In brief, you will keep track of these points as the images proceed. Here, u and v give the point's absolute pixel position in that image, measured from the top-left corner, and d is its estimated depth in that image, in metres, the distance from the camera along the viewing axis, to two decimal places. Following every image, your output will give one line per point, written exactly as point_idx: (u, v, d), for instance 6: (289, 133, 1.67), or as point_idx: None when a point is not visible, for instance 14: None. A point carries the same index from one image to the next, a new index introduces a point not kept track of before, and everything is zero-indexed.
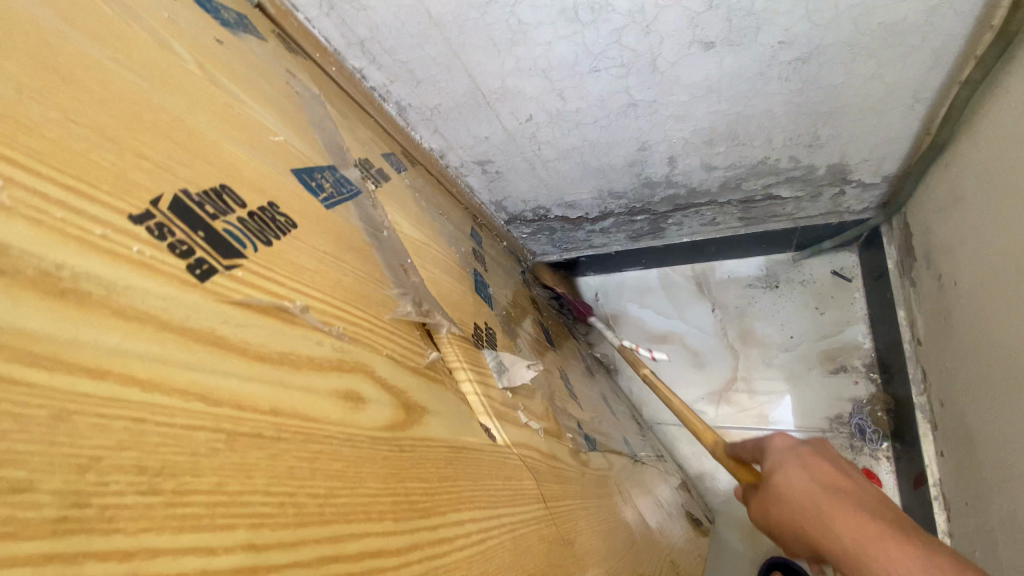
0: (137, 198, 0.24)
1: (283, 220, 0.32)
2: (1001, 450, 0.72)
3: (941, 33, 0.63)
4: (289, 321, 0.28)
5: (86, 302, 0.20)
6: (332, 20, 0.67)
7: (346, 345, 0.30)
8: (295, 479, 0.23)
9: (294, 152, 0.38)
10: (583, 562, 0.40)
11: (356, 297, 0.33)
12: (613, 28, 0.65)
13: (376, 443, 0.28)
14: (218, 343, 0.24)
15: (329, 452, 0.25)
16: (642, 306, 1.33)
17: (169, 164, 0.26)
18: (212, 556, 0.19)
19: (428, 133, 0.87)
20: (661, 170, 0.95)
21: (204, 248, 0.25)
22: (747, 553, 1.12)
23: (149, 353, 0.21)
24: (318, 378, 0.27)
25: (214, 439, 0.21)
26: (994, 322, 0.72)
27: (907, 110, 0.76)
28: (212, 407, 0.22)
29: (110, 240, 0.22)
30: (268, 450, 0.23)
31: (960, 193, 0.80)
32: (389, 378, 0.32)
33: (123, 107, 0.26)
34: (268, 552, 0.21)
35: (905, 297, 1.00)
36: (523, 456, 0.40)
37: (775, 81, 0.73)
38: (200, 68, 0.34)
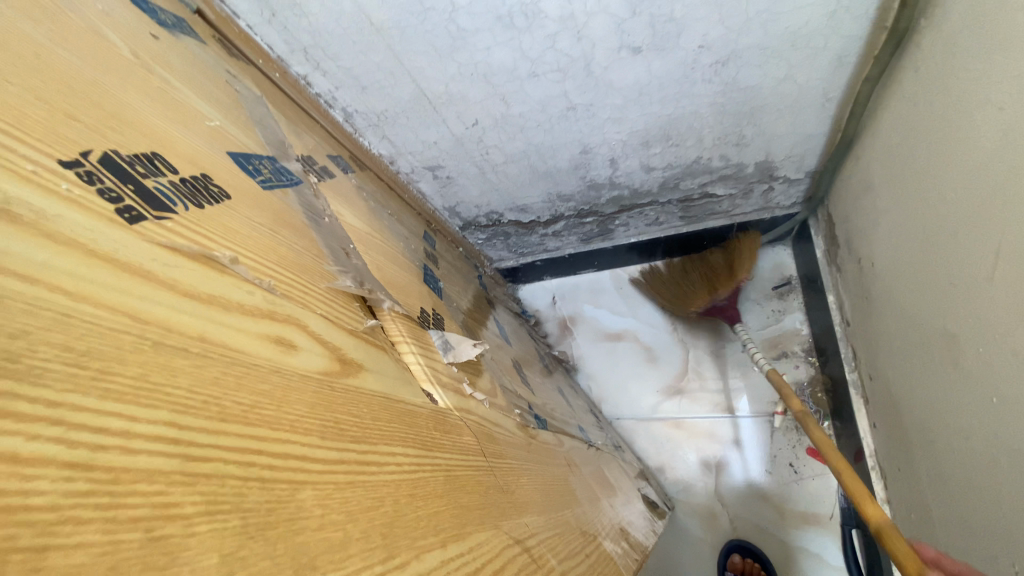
0: (65, 147, 0.25)
1: (215, 190, 0.33)
2: (920, 409, 0.77)
3: (844, 35, 0.69)
4: (220, 270, 0.28)
5: (15, 219, 0.20)
6: (275, 28, 0.69)
7: (277, 298, 0.31)
8: (220, 386, 0.24)
9: (230, 138, 0.39)
10: (523, 507, 0.42)
11: (291, 264, 0.34)
12: (548, 35, 0.69)
13: (308, 380, 0.29)
14: (147, 276, 0.24)
15: (257, 375, 0.26)
16: (597, 306, 1.38)
17: (100, 127, 0.27)
18: (133, 421, 0.20)
19: (377, 139, 0.89)
20: (604, 172, 1.00)
21: (134, 199, 0.26)
22: (705, 537, 1.18)
23: (77, 271, 0.21)
24: (248, 322, 0.28)
25: (139, 341, 0.22)
26: (906, 295, 0.77)
27: (819, 108, 0.84)
28: (139, 321, 0.22)
29: (40, 176, 0.23)
30: (194, 359, 0.24)
31: (868, 178, 0.86)
32: (324, 334, 0.33)
33: (54, 74, 0.27)
34: (190, 432, 0.22)
35: (834, 282, 1.08)
36: (464, 418, 0.42)
37: (699, 83, 0.79)
38: (134, 55, 0.35)
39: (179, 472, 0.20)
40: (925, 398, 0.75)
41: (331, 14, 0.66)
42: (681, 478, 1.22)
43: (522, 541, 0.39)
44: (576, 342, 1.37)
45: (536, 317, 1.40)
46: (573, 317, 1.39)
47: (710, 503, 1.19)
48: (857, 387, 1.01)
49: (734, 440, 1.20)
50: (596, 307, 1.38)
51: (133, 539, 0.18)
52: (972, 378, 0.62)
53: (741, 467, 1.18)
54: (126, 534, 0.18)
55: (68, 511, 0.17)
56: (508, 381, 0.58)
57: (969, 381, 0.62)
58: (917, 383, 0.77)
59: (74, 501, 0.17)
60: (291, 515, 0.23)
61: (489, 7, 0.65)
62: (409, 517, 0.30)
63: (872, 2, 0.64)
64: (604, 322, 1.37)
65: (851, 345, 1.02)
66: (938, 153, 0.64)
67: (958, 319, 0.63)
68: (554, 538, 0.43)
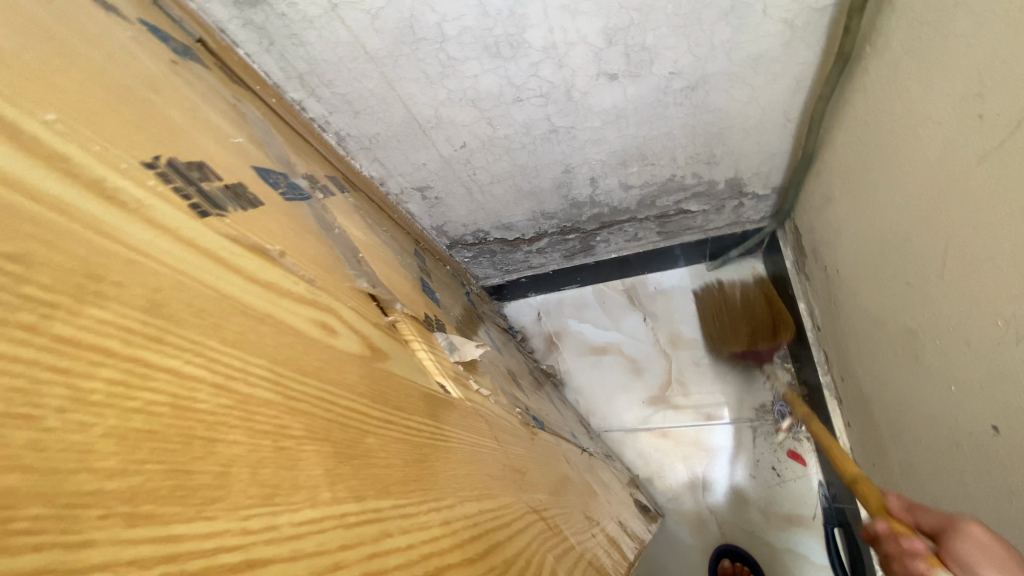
0: (140, 152, 0.30)
1: (251, 195, 0.38)
2: (887, 402, 0.82)
3: (799, 61, 0.77)
4: (270, 261, 0.34)
5: (123, 205, 0.26)
6: (272, 56, 0.72)
7: (316, 289, 0.37)
8: (289, 349, 0.31)
9: (251, 154, 0.44)
10: (535, 485, 0.48)
11: (318, 264, 0.39)
12: (531, 63, 0.74)
13: (348, 359, 0.34)
14: (219, 260, 0.30)
15: (317, 344, 0.33)
16: (581, 321, 1.42)
17: (160, 139, 0.33)
18: (246, 362, 0.27)
19: (368, 161, 0.93)
20: (586, 191, 1.05)
21: (198, 195, 0.32)
22: (696, 544, 1.20)
23: (171, 249, 0.27)
24: (296, 306, 0.34)
25: (224, 303, 0.28)
26: (868, 296, 0.83)
27: (782, 128, 0.91)
28: (219, 291, 0.28)
29: (133, 172, 0.28)
30: (268, 322, 0.30)
31: (829, 191, 0.93)
32: (355, 323, 0.38)
33: (118, 93, 0.32)
34: (290, 377, 0.29)
35: (803, 291, 1.14)
36: (477, 407, 0.46)
37: (671, 107, 0.85)
38: (164, 77, 0.40)
39: (285, 403, 0.28)
40: (892, 393, 0.80)
41: (327, 43, 0.70)
42: (670, 487, 1.24)
43: (539, 509, 0.45)
44: (562, 356, 1.40)
45: (521, 333, 1.43)
46: (559, 333, 1.43)
47: (698, 510, 1.21)
48: (830, 389, 1.07)
49: (719, 447, 1.24)
50: (580, 321, 1.42)
51: (267, 445, 0.26)
52: (930, 368, 0.67)
53: (726, 473, 1.22)
54: (263, 440, 0.26)
55: (222, 416, 0.25)
56: (506, 385, 0.61)
57: (928, 371, 0.68)
58: (884, 379, 0.82)
59: (224, 410, 0.25)
60: (368, 453, 0.31)
61: (477, 37, 0.70)
62: (446, 474, 0.37)
63: (821, 32, 0.72)
64: (589, 336, 1.40)
65: (824, 349, 1.08)
66: (890, 162, 0.70)
67: (915, 314, 0.69)
68: (564, 513, 0.49)
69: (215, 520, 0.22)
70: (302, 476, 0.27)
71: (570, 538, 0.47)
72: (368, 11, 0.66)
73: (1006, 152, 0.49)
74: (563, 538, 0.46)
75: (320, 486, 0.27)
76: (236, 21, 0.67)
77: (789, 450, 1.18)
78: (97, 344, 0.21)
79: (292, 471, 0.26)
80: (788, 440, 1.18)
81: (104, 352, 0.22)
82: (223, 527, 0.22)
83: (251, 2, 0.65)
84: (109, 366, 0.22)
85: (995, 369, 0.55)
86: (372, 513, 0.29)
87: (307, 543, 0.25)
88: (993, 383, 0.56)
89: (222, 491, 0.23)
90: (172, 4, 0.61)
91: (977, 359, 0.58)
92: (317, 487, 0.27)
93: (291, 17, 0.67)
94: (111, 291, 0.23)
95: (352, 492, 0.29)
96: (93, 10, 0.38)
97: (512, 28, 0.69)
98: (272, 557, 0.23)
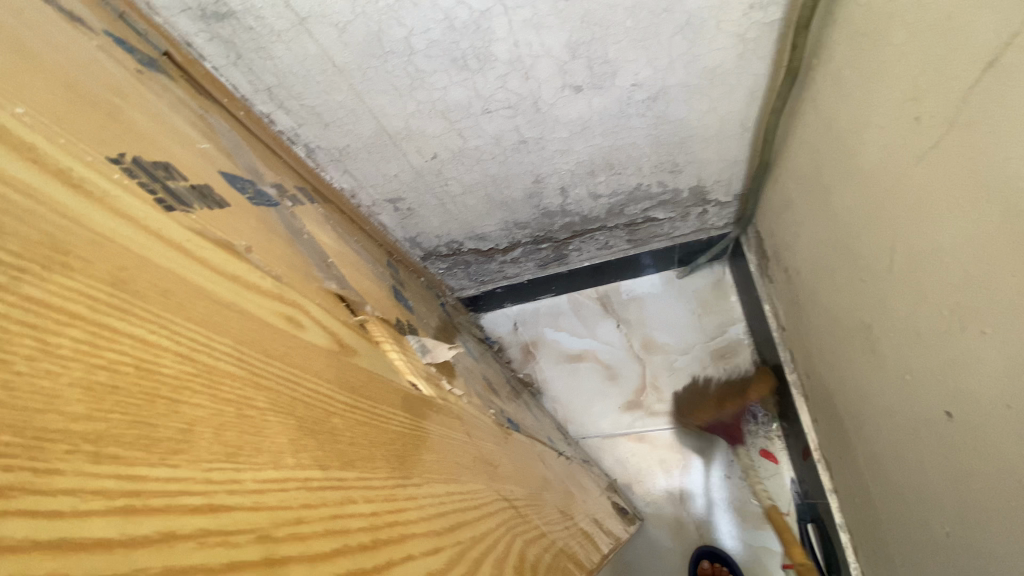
0: (105, 147, 0.30)
1: (217, 197, 0.38)
2: (849, 397, 0.85)
3: (752, 73, 0.81)
4: (237, 256, 0.34)
5: (89, 194, 0.26)
6: (239, 69, 0.73)
7: (283, 285, 0.37)
8: (251, 336, 0.31)
9: (217, 159, 0.44)
10: (507, 479, 0.49)
11: (286, 263, 0.40)
12: (498, 75, 0.76)
13: (316, 350, 0.36)
14: (184, 251, 0.30)
15: (282, 334, 0.33)
16: (556, 329, 1.44)
17: (124, 137, 0.33)
18: (212, 342, 0.28)
19: (339, 173, 0.93)
20: (556, 200, 1.08)
21: (165, 193, 0.32)
22: (675, 547, 1.21)
23: (137, 238, 0.27)
24: (263, 300, 0.34)
25: (192, 291, 0.29)
26: (826, 294, 0.87)
27: (739, 137, 0.95)
28: (183, 280, 0.28)
29: (98, 165, 0.28)
30: (232, 310, 0.31)
31: (786, 197, 0.97)
32: (323, 319, 0.39)
33: (80, 91, 0.32)
34: (252, 357, 0.30)
35: (767, 293, 1.18)
36: (448, 404, 0.47)
37: (634, 117, 0.88)
38: (128, 83, 0.40)
39: (249, 378, 0.29)
40: (854, 387, 0.83)
41: (295, 56, 0.71)
42: (648, 491, 1.25)
43: (511, 499, 0.47)
44: (539, 365, 1.42)
45: (498, 343, 1.44)
46: (535, 342, 1.44)
47: (675, 511, 1.23)
48: (796, 387, 1.09)
49: (694, 450, 1.26)
50: (556, 330, 1.44)
51: (229, 411, 0.26)
52: (889, 362, 0.70)
53: (701, 476, 1.23)
54: (225, 407, 0.26)
55: (187, 381, 0.25)
56: (481, 389, 0.62)
57: (886, 365, 0.71)
58: (845, 374, 0.85)
59: (189, 377, 0.25)
60: (331, 430, 0.32)
61: (444, 50, 0.71)
62: (416, 457, 0.38)
63: (773, 45, 0.76)
64: (564, 344, 1.42)
65: (789, 349, 1.11)
66: (840, 166, 0.74)
67: (871, 311, 0.72)
68: (536, 506, 0.50)
69: (178, 468, 0.23)
70: (265, 440, 0.27)
71: (542, 528, 0.48)
72: (336, 25, 0.67)
73: (944, 149, 0.52)
74: (531, 523, 0.47)
75: (283, 452, 0.28)
76: (202, 35, 0.68)
77: (761, 449, 1.20)
78: (65, 306, 0.22)
79: (257, 436, 0.27)
80: (760, 439, 1.21)
81: (71, 314, 0.22)
82: (186, 474, 0.23)
83: (217, 16, 0.65)
84: (76, 327, 0.22)
85: (946, 358, 0.58)
86: (336, 482, 0.30)
87: (268, 497, 0.26)
88: (945, 372, 0.58)
89: (186, 444, 0.23)
90: (136, 17, 0.62)
91: (929, 349, 0.60)
92: (280, 452, 0.28)
93: (258, 31, 0.67)
94: (78, 265, 0.23)
95: (316, 461, 0.30)
96: (53, 16, 0.38)
97: (478, 42, 0.71)
98: (233, 504, 0.24)
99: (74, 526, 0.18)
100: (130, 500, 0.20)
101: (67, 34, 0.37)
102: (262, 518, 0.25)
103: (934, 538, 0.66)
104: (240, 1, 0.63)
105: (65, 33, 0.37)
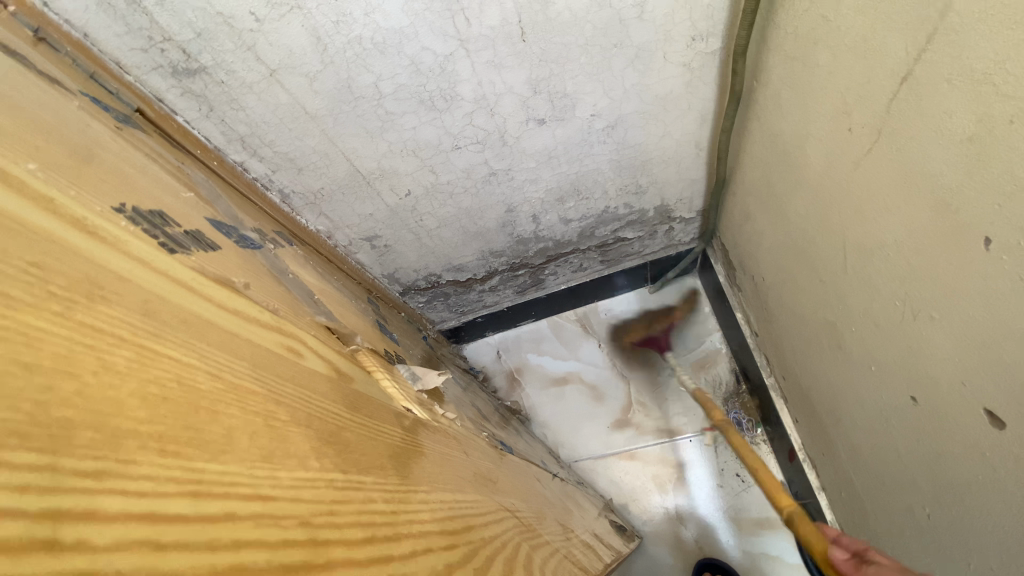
0: (106, 196, 0.32)
1: (208, 241, 0.39)
2: (823, 393, 0.89)
3: (701, 98, 0.87)
4: (237, 294, 0.36)
5: (104, 238, 0.28)
6: (211, 121, 0.74)
7: (281, 319, 0.38)
8: (262, 362, 0.32)
9: (202, 207, 0.46)
10: (508, 495, 0.50)
11: (280, 299, 0.41)
12: (465, 113, 0.81)
13: (320, 377, 0.37)
14: (192, 288, 0.31)
15: (289, 362, 0.35)
16: (540, 354, 1.45)
17: (120, 188, 0.34)
18: (233, 365, 0.29)
19: (314, 216, 0.94)
20: (529, 227, 1.11)
21: (167, 238, 0.34)
22: (677, 563, 1.20)
23: (152, 276, 0.29)
24: (266, 333, 0.35)
25: (206, 321, 0.30)
26: (791, 296, 0.91)
27: (697, 157, 1.02)
28: (197, 313, 0.30)
29: (105, 213, 0.30)
30: (242, 339, 0.32)
31: (744, 209, 1.03)
32: (320, 350, 0.40)
33: (75, 148, 0.34)
34: (268, 379, 0.31)
35: (737, 302, 1.22)
36: (443, 427, 0.48)
37: (597, 145, 0.94)
38: (113, 140, 0.42)
39: (269, 396, 0.30)
40: (826, 383, 0.86)
41: (266, 105, 0.73)
42: (644, 509, 1.25)
43: (515, 512, 0.48)
44: (526, 392, 1.42)
45: (483, 373, 1.45)
46: (520, 368, 1.45)
47: (674, 528, 1.22)
48: (777, 390, 1.13)
49: (685, 462, 1.27)
50: (539, 355, 1.45)
51: (257, 421, 0.27)
52: (856, 356, 0.73)
53: (694, 488, 1.24)
54: (253, 416, 0.27)
55: (220, 397, 0.26)
56: (470, 414, 0.63)
57: (853, 360, 0.74)
58: (817, 372, 0.89)
59: (220, 393, 0.27)
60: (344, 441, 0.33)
61: (412, 93, 0.75)
62: (420, 465, 0.39)
63: (716, 72, 0.83)
64: (549, 368, 1.43)
65: (764, 354, 1.15)
66: (789, 177, 0.79)
67: (834, 309, 0.76)
68: (537, 518, 0.52)
69: (226, 464, 0.24)
70: (292, 446, 0.29)
71: (546, 539, 0.50)
72: (306, 75, 0.70)
73: (877, 156, 0.57)
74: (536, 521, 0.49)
75: (308, 456, 0.29)
76: (174, 90, 0.69)
77: None
78: (111, 330, 0.23)
79: (284, 442, 0.28)
80: None
81: (118, 336, 0.23)
82: (233, 469, 0.24)
83: (189, 72, 0.67)
84: (124, 348, 0.23)
85: (904, 347, 0.61)
86: (356, 483, 0.31)
87: (303, 492, 0.27)
88: (906, 360, 0.62)
89: (228, 446, 0.25)
90: (108, 76, 0.63)
91: (888, 340, 0.64)
92: (306, 456, 0.29)
93: (230, 84, 0.70)
94: (113, 297, 0.24)
95: (336, 465, 0.31)
96: (42, 85, 0.39)
97: (444, 84, 0.75)
98: (276, 496, 0.25)
99: (157, 502, 0.20)
100: (195, 485, 0.22)
101: (53, 98, 0.39)
102: (301, 508, 0.26)
103: (918, 521, 0.69)
104: (211, 57, 0.66)
105: (51, 97, 0.38)
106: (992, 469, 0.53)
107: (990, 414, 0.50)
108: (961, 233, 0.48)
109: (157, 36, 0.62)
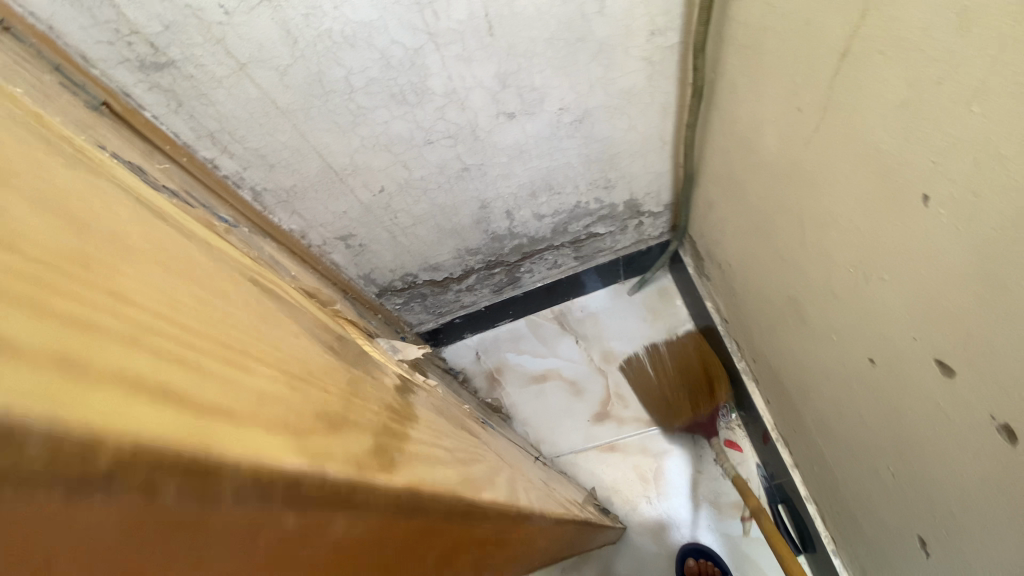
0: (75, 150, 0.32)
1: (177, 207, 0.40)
2: (790, 369, 0.92)
3: (663, 91, 0.91)
4: (214, 250, 0.36)
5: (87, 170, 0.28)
6: (181, 117, 0.74)
7: (258, 279, 0.39)
8: (251, 295, 0.33)
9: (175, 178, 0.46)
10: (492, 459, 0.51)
11: (254, 265, 0.42)
12: (436, 107, 0.82)
13: (304, 326, 0.37)
14: (176, 229, 0.32)
15: (273, 307, 0.35)
16: (519, 352, 1.46)
17: (90, 146, 0.34)
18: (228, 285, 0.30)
19: (287, 215, 0.94)
20: (503, 224, 1.13)
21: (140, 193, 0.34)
22: (661, 551, 1.21)
23: (135, 206, 0.29)
24: (248, 284, 0.36)
25: (194, 251, 0.31)
26: (756, 278, 0.95)
27: (662, 150, 1.06)
28: (184, 243, 0.30)
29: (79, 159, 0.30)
30: (229, 276, 0.33)
31: (709, 199, 1.07)
32: (301, 311, 0.41)
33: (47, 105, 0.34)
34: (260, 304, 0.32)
35: (707, 291, 1.27)
36: (426, 392, 0.49)
37: (565, 139, 0.96)
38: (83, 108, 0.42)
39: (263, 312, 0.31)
40: (793, 359, 0.90)
41: (236, 100, 0.73)
42: (627, 499, 1.26)
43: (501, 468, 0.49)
44: (506, 390, 1.42)
45: (462, 374, 1.44)
46: (499, 368, 1.45)
47: (656, 515, 1.24)
48: (748, 373, 1.17)
49: (665, 452, 1.29)
50: (517, 353, 1.46)
51: (248, 302, 0.30)
52: (818, 328, 0.77)
53: (674, 476, 1.27)
54: (241, 295, 0.30)
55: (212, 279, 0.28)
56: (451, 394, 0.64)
57: (816, 332, 0.78)
58: (784, 349, 0.92)
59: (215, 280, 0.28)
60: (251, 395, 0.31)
61: (383, 86, 0.77)
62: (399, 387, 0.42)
63: (676, 66, 0.87)
64: (528, 366, 1.44)
65: (735, 339, 1.19)
66: (748, 162, 0.83)
67: (795, 284, 0.80)
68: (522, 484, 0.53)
69: (226, 300, 0.26)
70: (287, 335, 0.32)
71: (531, 502, 0.51)
72: (276, 69, 0.71)
73: (825, 131, 0.60)
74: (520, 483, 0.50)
75: (301, 344, 0.32)
76: (142, 85, 0.69)
77: (726, 438, 1.25)
78: (109, 198, 0.25)
79: (276, 324, 0.31)
80: (724, 430, 1.27)
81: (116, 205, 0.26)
82: (234, 307, 0.27)
83: (157, 66, 0.67)
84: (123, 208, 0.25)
85: (860, 311, 0.65)
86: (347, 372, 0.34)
87: (300, 352, 0.30)
88: (863, 325, 0.65)
89: (225, 295, 0.27)
90: (74, 70, 0.62)
91: (846, 307, 0.68)
92: (299, 343, 0.32)
93: (200, 79, 0.70)
94: (109, 198, 0.25)
95: (328, 358, 0.34)
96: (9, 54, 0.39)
97: (414, 78, 0.77)
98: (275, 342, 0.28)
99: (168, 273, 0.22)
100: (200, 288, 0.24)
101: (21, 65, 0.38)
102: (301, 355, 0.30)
103: (884, 480, 0.73)
104: (180, 51, 0.66)
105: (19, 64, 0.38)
106: (945, 417, 0.56)
107: (941, 363, 0.54)
108: (901, 194, 0.52)
109: (125, 30, 0.62)
